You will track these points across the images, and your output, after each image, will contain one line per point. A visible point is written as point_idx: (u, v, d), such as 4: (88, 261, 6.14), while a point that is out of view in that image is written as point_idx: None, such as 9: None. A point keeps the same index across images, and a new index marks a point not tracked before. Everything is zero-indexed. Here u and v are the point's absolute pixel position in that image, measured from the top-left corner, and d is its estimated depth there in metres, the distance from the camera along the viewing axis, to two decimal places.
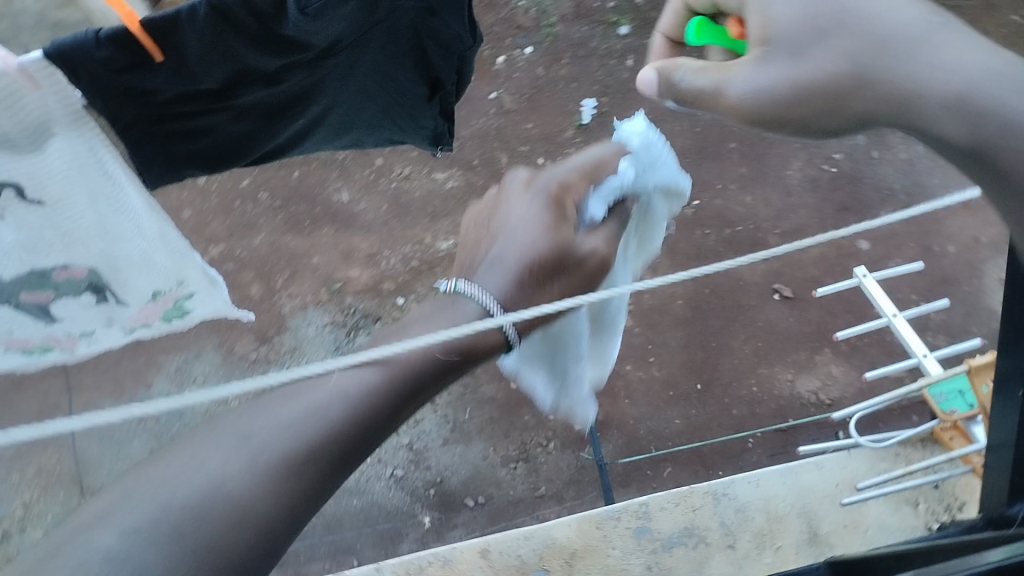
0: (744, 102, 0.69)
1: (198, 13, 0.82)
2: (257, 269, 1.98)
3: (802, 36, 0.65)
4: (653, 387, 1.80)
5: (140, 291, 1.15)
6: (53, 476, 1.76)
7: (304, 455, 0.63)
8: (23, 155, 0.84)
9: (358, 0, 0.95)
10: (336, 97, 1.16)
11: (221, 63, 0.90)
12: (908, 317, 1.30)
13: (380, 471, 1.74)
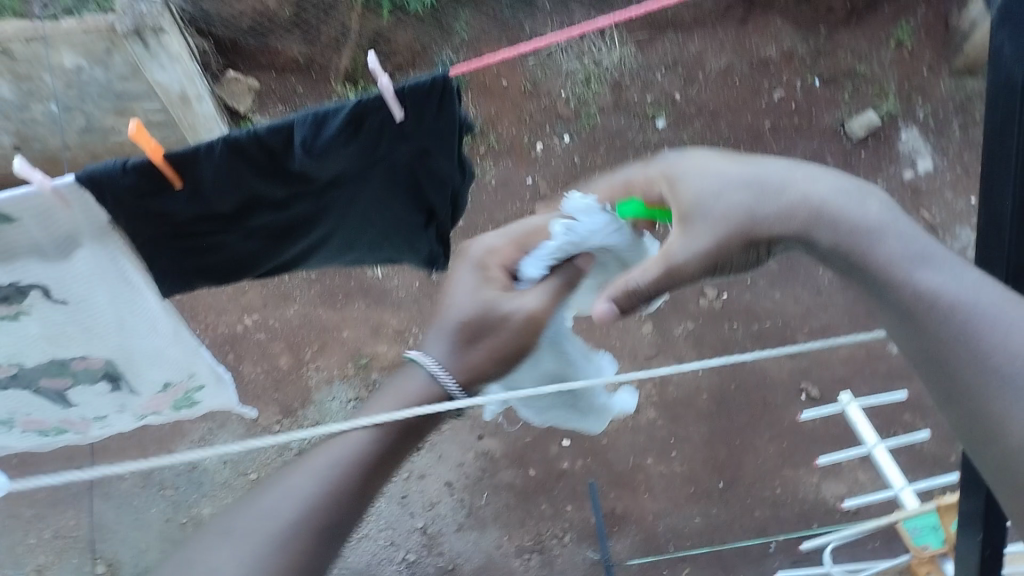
0: (685, 262, 0.68)
1: (213, 150, 0.85)
2: (286, 340, 2.01)
3: (713, 200, 0.68)
4: (675, 483, 1.76)
5: (151, 381, 1.23)
6: (69, 540, 1.77)
7: (301, 527, 0.66)
8: (51, 262, 0.89)
9: (360, 141, 0.93)
10: (337, 220, 1.14)
11: (233, 189, 0.92)
12: (883, 446, 1.36)
13: (392, 554, 1.71)
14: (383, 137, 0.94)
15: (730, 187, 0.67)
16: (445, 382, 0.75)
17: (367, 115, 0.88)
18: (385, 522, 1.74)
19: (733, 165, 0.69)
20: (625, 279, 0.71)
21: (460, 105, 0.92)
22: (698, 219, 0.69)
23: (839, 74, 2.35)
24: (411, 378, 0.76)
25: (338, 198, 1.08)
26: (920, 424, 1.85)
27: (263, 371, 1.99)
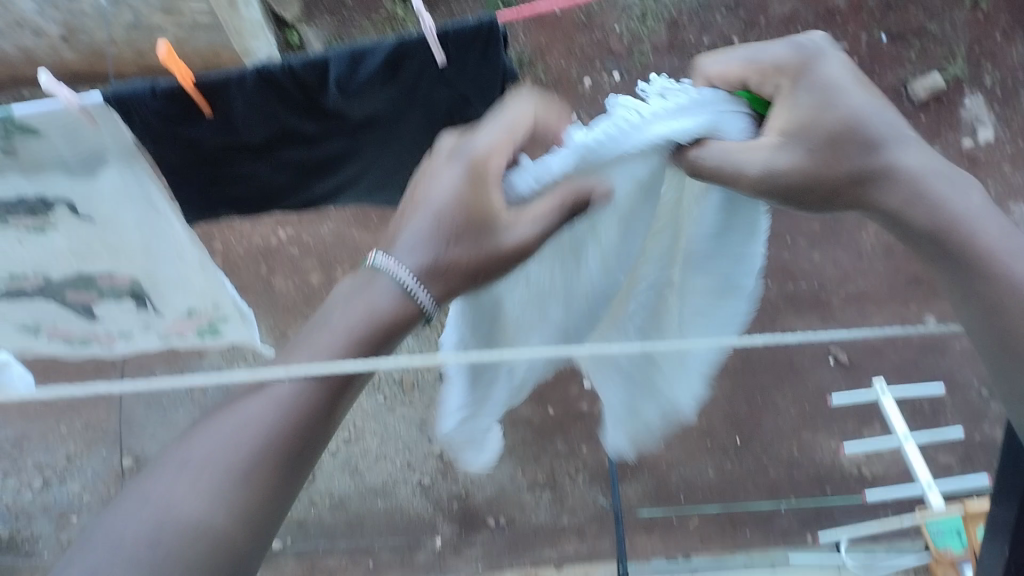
0: (761, 180, 0.64)
1: (246, 81, 0.85)
2: (319, 258, 2.02)
3: (814, 131, 0.65)
4: (691, 435, 1.75)
5: (176, 305, 1.23)
6: (97, 432, 1.83)
7: (254, 458, 0.63)
8: (79, 178, 0.92)
9: (396, 82, 0.93)
10: (369, 161, 1.13)
11: (262, 121, 0.93)
12: (919, 447, 1.48)
13: (408, 476, 1.74)
14: (419, 79, 0.94)
15: (845, 117, 0.65)
16: (413, 293, 0.70)
17: (406, 57, 0.89)
18: (403, 445, 1.76)
19: (859, 92, 0.67)
20: (707, 163, 0.64)
21: (503, 54, 0.91)
22: (811, 135, 0.65)
23: (908, 33, 2.23)
24: (379, 288, 0.70)
25: (369, 134, 1.06)
26: (947, 402, 1.82)
27: (294, 285, 2.01)
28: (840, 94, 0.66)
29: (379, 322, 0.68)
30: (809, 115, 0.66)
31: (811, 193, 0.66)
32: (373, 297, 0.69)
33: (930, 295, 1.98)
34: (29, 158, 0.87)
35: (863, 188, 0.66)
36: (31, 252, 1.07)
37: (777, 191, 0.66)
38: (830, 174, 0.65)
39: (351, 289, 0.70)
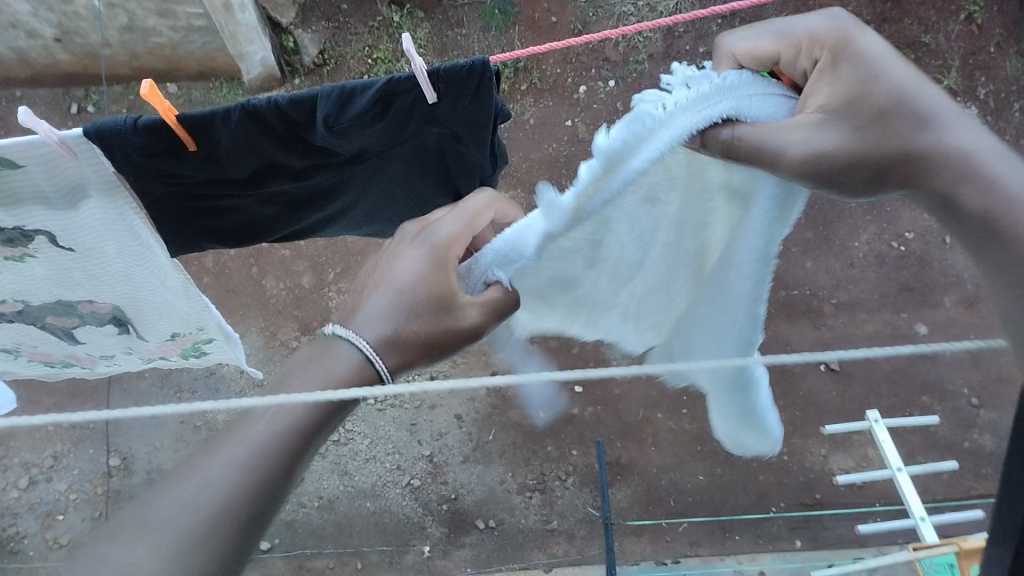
0: (804, 162, 0.53)
1: (230, 117, 0.80)
2: (311, 260, 2.01)
3: (856, 105, 0.54)
4: (681, 439, 1.76)
5: (159, 330, 1.21)
6: (85, 431, 1.82)
7: (224, 509, 0.56)
8: (59, 210, 0.91)
9: (386, 122, 0.86)
10: (360, 196, 1.05)
11: (248, 159, 0.88)
12: (912, 475, 1.25)
13: (397, 478, 1.74)
14: (410, 117, 0.86)
15: (891, 81, 0.54)
16: (372, 360, 0.67)
17: (397, 95, 0.82)
18: (393, 446, 1.77)
19: (897, 55, 0.55)
20: (748, 140, 0.54)
21: (499, 95, 0.83)
22: (863, 108, 0.54)
23: (902, 45, 2.24)
24: (341, 353, 0.67)
25: (359, 173, 0.97)
26: (937, 408, 1.82)
27: (284, 287, 1.99)
28: (882, 61, 0.54)
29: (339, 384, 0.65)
30: (854, 88, 0.54)
31: (857, 173, 0.54)
32: (335, 364, 0.66)
33: (921, 303, 1.98)
34: (7, 189, 0.87)
35: (920, 170, 0.54)
36: (12, 281, 1.05)
37: (825, 179, 0.55)
38: (886, 154, 0.54)
39: (306, 360, 0.66)
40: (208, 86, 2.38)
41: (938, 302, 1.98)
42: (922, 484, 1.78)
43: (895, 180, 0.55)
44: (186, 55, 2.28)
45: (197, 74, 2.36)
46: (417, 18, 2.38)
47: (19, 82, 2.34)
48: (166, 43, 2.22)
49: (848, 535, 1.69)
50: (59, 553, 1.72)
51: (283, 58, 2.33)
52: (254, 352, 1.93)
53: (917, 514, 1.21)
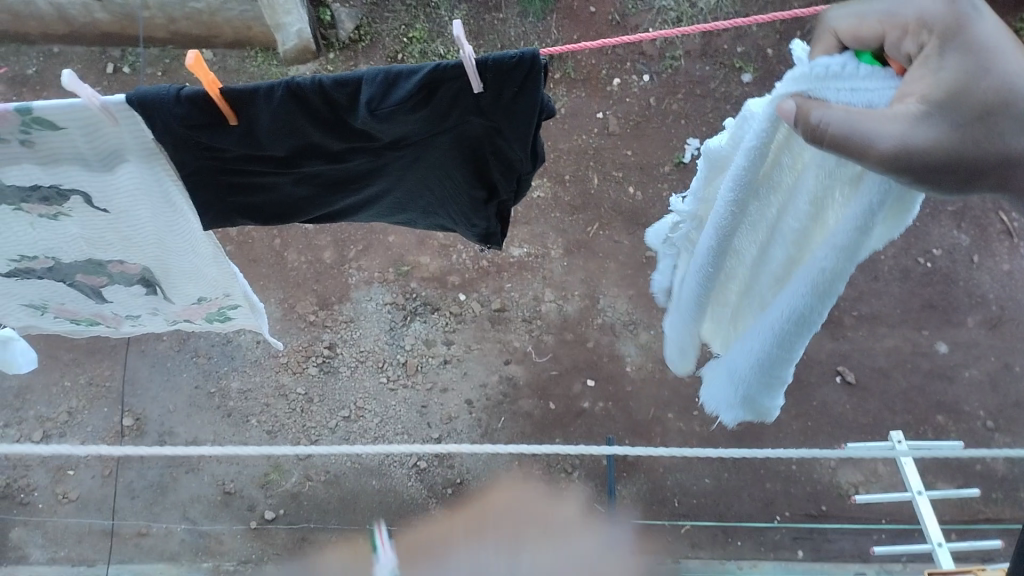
0: (892, 155, 0.59)
1: (274, 94, 0.81)
2: (334, 235, 2.02)
3: (960, 103, 0.59)
4: (690, 440, 1.80)
5: (187, 291, 1.21)
6: (103, 389, 1.85)
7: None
8: (97, 172, 0.93)
9: (429, 109, 0.85)
10: (391, 184, 1.03)
11: (288, 137, 0.87)
12: (931, 500, 1.24)
13: (404, 459, 1.75)
14: (454, 107, 0.86)
15: (992, 84, 0.59)
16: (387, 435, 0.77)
17: (441, 83, 0.82)
18: (402, 428, 1.81)
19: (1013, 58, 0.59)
20: (830, 131, 0.61)
21: (545, 90, 0.83)
22: (960, 108, 0.59)
23: None
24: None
25: (396, 160, 0.96)
26: (952, 427, 1.83)
27: (305, 261, 2.00)
28: (1001, 56, 0.59)
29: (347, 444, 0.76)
30: (956, 82, 0.59)
31: (946, 172, 0.59)
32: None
33: (944, 320, 1.95)
34: (46, 150, 0.89)
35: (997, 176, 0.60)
36: (45, 238, 1.07)
37: (915, 170, 0.59)
38: (982, 152, 0.59)
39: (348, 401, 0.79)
40: (243, 53, 2.38)
41: (962, 321, 1.95)
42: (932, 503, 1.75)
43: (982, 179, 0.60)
44: (224, 23, 2.30)
45: (233, 41, 2.36)
46: (455, 0, 2.37)
47: (57, 38, 2.36)
48: (205, 9, 2.25)
49: (851, 549, 1.67)
50: (67, 508, 1.73)
51: (319, 32, 2.33)
52: (271, 323, 1.93)
53: (934, 539, 1.20)
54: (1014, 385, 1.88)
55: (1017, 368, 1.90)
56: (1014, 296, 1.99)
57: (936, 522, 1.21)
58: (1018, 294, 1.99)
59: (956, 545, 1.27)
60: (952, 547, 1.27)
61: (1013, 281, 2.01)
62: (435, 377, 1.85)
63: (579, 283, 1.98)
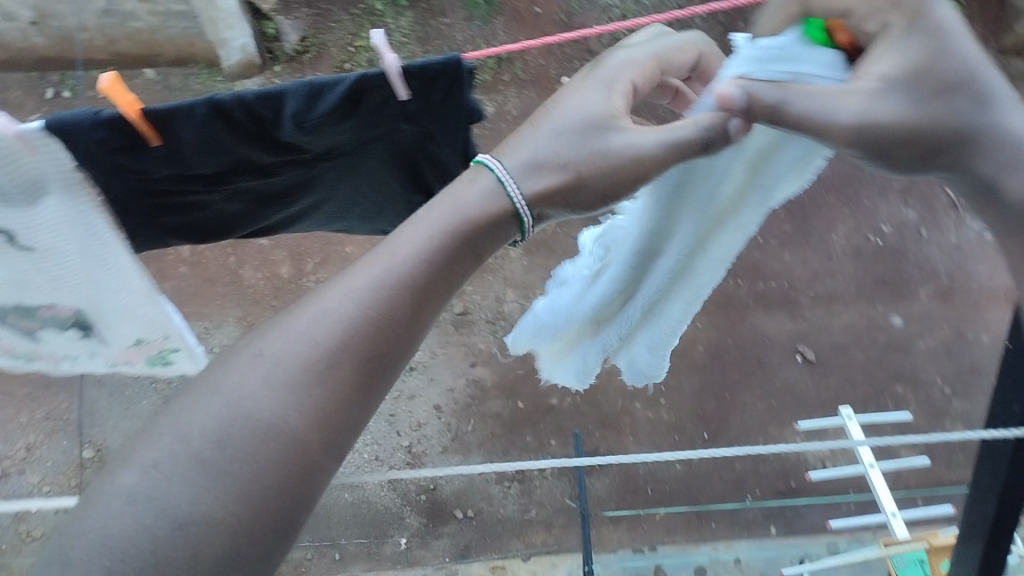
0: (852, 131, 0.62)
1: (197, 112, 0.77)
2: (290, 250, 2.01)
3: (919, 85, 0.63)
4: (659, 429, 1.81)
5: (122, 334, 1.01)
6: (61, 422, 1.81)
7: (334, 351, 0.60)
8: (15, 209, 0.78)
9: (358, 119, 0.85)
10: (329, 194, 1.03)
11: (215, 155, 0.84)
12: (885, 471, 1.25)
13: (376, 469, 1.75)
14: (382, 115, 0.86)
15: (947, 64, 0.63)
16: (513, 193, 0.66)
17: (367, 92, 0.81)
18: (371, 438, 1.79)
19: (968, 41, 0.64)
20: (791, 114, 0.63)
21: (471, 91, 0.83)
22: (924, 84, 0.63)
23: None
24: (480, 183, 0.66)
25: (328, 172, 0.96)
26: (911, 398, 1.86)
27: (262, 277, 1.98)
28: (955, 40, 0.63)
29: (471, 219, 0.65)
30: (917, 62, 0.62)
31: (910, 150, 0.64)
32: (468, 196, 0.66)
33: (897, 294, 2.00)
34: None
35: (965, 150, 0.64)
36: None
37: (872, 144, 0.63)
38: (937, 133, 0.63)
39: (432, 202, 0.67)
40: (187, 71, 2.33)
41: (914, 293, 2.00)
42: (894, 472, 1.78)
43: (941, 159, 0.65)
44: (165, 42, 2.26)
45: (175, 60, 2.33)
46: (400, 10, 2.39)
47: None
48: (145, 29, 2.22)
49: (822, 521, 1.70)
50: (31, 547, 1.70)
51: (263, 45, 2.31)
52: (230, 343, 1.88)
53: (888, 510, 1.21)
54: (968, 353, 1.93)
55: (969, 335, 1.95)
56: (962, 266, 2.05)
57: (888, 492, 1.21)
58: (966, 264, 2.06)
59: (910, 513, 1.31)
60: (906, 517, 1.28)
61: (960, 252, 2.07)
62: (401, 386, 1.86)
63: (540, 281, 2.01)
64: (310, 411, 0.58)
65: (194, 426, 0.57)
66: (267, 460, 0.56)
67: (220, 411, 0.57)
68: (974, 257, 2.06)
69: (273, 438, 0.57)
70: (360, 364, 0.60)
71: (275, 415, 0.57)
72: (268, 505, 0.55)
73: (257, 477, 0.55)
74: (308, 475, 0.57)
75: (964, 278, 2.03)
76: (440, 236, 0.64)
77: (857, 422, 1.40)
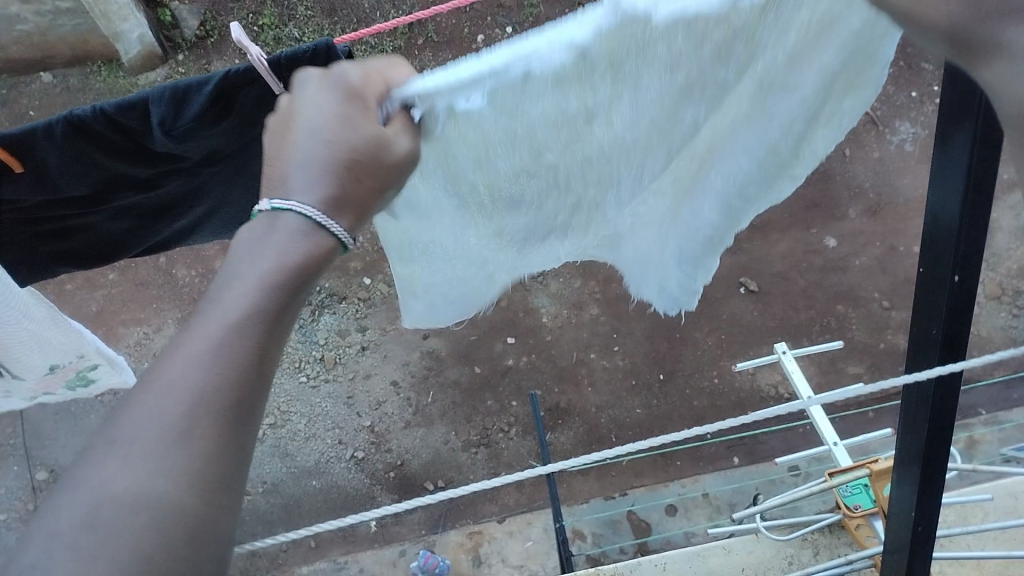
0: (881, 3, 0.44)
1: (54, 131, 0.71)
2: (222, 243, 1.95)
3: None
4: (616, 375, 1.84)
5: (31, 360, 0.99)
6: (7, 447, 1.75)
7: (194, 415, 0.40)
8: None
9: (237, 118, 0.74)
10: (225, 201, 0.92)
11: (85, 176, 0.78)
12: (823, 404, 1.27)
13: (340, 453, 1.75)
14: (262, 114, 0.74)
15: None
16: (327, 224, 0.47)
17: (239, 90, 0.70)
18: (332, 422, 1.79)
19: None
20: None
21: None
22: None
23: None
24: (289, 223, 0.47)
25: (217, 177, 0.86)
26: (852, 316, 1.92)
27: (197, 275, 1.92)
28: None
29: (302, 258, 0.46)
30: None
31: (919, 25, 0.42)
32: (284, 236, 0.46)
33: (828, 216, 2.06)
34: None
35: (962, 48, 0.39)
36: None
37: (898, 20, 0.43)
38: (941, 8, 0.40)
39: (243, 245, 0.46)
40: (86, 69, 2.23)
41: (845, 213, 2.06)
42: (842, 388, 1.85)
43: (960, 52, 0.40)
44: (58, 41, 2.16)
45: (72, 59, 2.21)
46: None
47: None
48: (33, 30, 2.12)
49: (781, 447, 1.74)
50: None
51: (161, 33, 2.22)
52: None
53: (829, 440, 1.25)
54: (901, 265, 1.98)
55: (901, 248, 2.00)
56: (888, 180, 2.10)
57: (829, 423, 1.25)
58: (891, 178, 2.11)
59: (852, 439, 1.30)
60: (854, 442, 1.31)
61: (884, 166, 2.12)
62: (356, 366, 1.85)
63: None
64: (202, 476, 0.39)
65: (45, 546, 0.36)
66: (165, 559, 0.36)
67: (65, 522, 0.36)
68: (898, 170, 2.11)
69: (168, 522, 0.37)
70: (235, 418, 0.41)
71: (161, 491, 0.38)
72: None
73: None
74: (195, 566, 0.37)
75: (890, 192, 2.09)
76: (284, 271, 0.45)
77: (792, 357, 1.43)
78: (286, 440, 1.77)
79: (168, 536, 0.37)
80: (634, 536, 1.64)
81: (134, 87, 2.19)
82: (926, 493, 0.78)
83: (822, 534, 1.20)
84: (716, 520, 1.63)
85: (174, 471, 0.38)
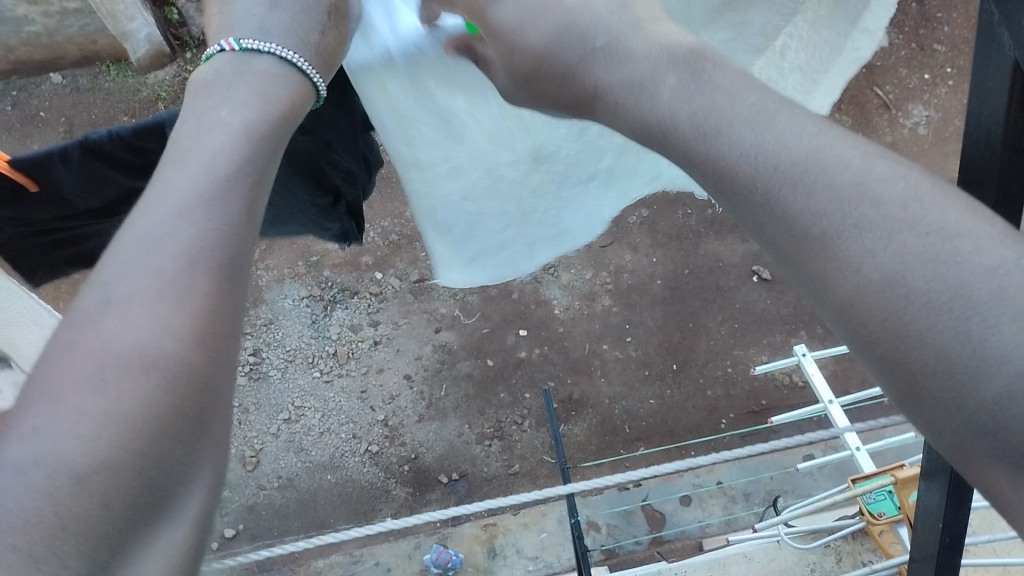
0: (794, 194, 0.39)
1: (70, 155, 0.69)
2: None
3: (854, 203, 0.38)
4: (630, 366, 1.84)
5: None
6: None
7: (201, 242, 0.40)
8: None
9: None
10: None
11: (100, 193, 0.77)
12: (841, 405, 1.32)
13: (355, 447, 1.76)
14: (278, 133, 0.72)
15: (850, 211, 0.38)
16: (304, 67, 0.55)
17: None
18: (346, 416, 1.80)
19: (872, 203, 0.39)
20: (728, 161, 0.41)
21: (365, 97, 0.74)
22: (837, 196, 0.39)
23: None
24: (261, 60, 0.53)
25: None
26: None
27: None
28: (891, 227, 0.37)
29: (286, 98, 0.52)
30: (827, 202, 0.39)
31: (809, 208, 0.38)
32: (264, 77, 0.52)
33: None
34: None
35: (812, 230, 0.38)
36: None
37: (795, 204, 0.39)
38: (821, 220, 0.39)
39: (224, 80, 0.51)
40: (95, 69, 2.24)
41: None
42: (858, 377, 1.83)
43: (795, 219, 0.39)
44: (68, 43, 2.17)
45: (81, 59, 2.23)
46: None
47: None
48: (42, 32, 2.12)
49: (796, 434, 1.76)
50: None
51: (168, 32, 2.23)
52: None
53: (852, 445, 1.24)
54: None
55: None
56: None
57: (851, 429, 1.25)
58: None
59: (874, 443, 1.30)
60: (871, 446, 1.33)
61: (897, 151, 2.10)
62: (369, 360, 1.85)
63: None
64: (226, 286, 0.40)
65: (44, 410, 0.34)
66: (195, 383, 0.36)
67: (98, 344, 0.36)
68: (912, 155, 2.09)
69: (196, 332, 0.38)
70: (238, 230, 0.42)
71: (195, 316, 0.38)
72: (213, 423, 0.37)
73: (208, 395, 0.37)
74: (204, 425, 0.36)
75: None
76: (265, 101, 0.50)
77: (813, 360, 1.43)
78: (304, 438, 1.78)
79: (203, 342, 0.37)
80: (649, 527, 1.63)
81: (142, 86, 2.21)
82: (955, 509, 0.78)
83: (845, 540, 1.20)
84: (731, 510, 1.63)
85: (201, 276, 0.39)
